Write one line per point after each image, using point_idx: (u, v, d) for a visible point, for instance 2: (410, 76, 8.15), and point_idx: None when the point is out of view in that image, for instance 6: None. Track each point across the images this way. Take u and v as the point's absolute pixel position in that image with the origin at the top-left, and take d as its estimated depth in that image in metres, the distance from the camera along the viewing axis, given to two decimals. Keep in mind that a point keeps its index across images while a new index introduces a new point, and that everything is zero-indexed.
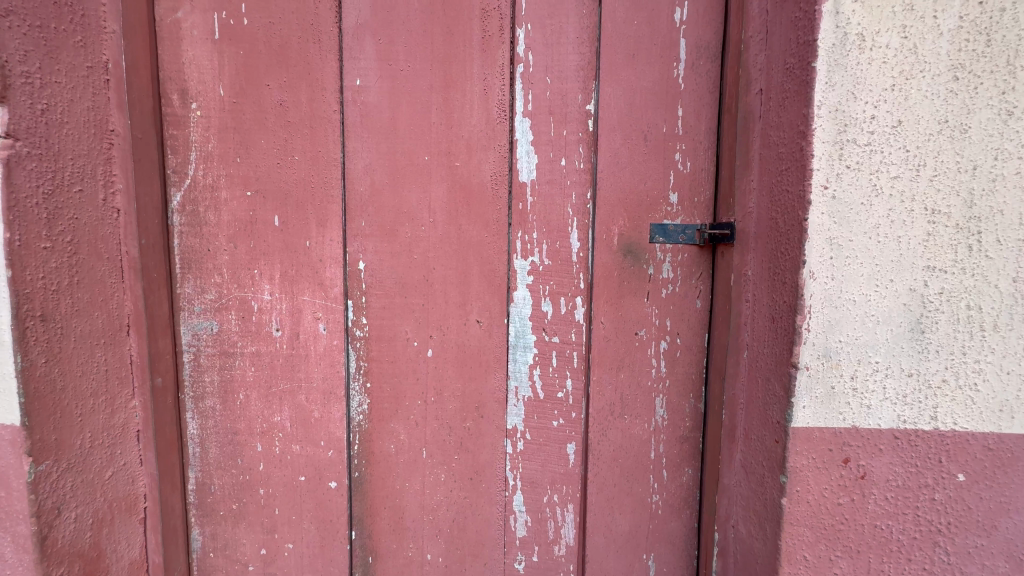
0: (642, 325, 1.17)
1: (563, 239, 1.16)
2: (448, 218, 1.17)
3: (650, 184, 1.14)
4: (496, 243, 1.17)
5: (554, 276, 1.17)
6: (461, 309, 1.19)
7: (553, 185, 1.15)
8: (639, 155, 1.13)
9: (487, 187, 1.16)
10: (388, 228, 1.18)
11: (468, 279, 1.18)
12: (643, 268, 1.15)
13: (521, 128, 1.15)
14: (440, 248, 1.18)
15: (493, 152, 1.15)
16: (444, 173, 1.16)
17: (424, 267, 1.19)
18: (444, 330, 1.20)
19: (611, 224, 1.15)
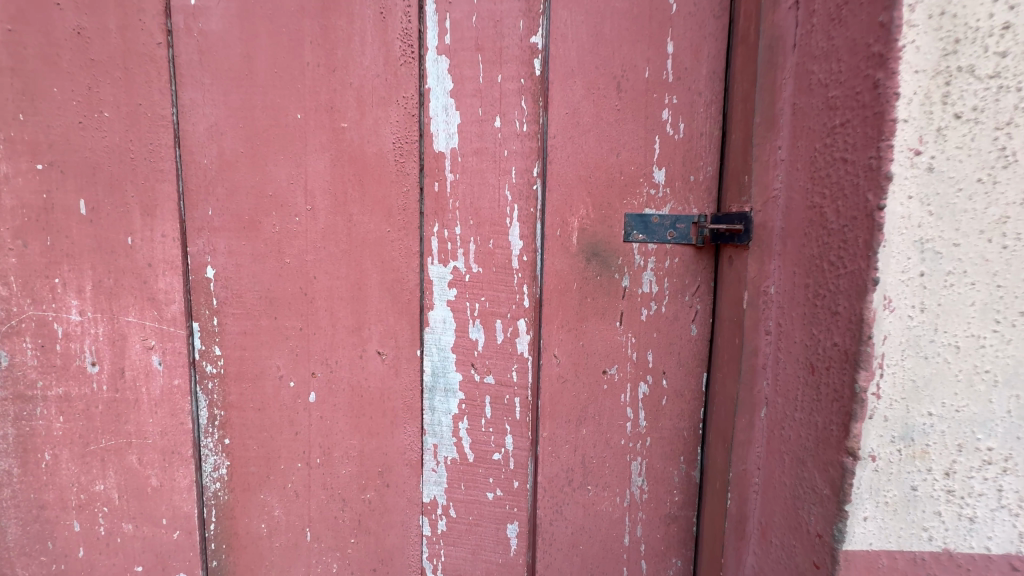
0: (612, 360, 0.81)
1: (499, 236, 0.80)
2: (333, 206, 0.81)
3: (624, 155, 0.77)
4: (403, 242, 0.81)
5: (486, 289, 0.81)
6: (355, 336, 0.83)
7: (483, 157, 0.78)
8: (609, 113, 0.77)
9: (389, 160, 0.79)
10: (246, 219, 0.81)
11: (364, 293, 0.82)
12: (613, 280, 0.80)
13: (435, 73, 0.78)
14: (321, 249, 0.82)
15: (397, 108, 0.79)
16: (326, 139, 0.80)
17: (300, 276, 0.82)
18: (331, 367, 0.84)
19: (569, 214, 0.78)
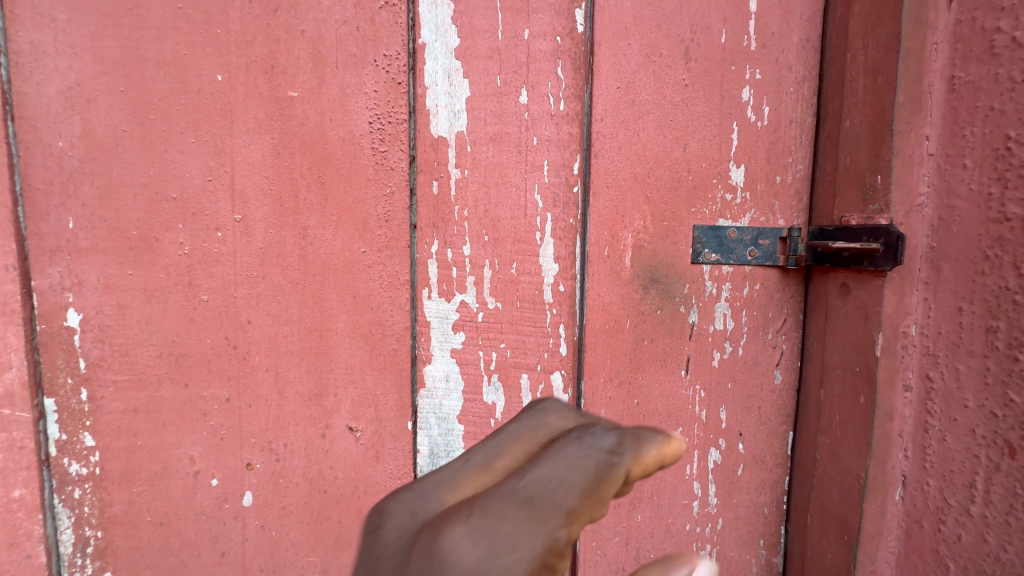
0: (674, 422, 0.61)
1: (525, 258, 0.57)
2: (277, 215, 0.54)
3: (694, 147, 0.57)
4: (385, 268, 0.56)
5: (508, 332, 0.57)
6: (314, 406, 0.57)
7: (502, 146, 0.55)
8: (674, 89, 0.56)
9: (363, 148, 0.54)
10: (135, 234, 0.52)
11: (327, 343, 0.56)
12: (677, 314, 0.59)
13: (432, 22, 0.53)
14: (259, 279, 0.54)
15: (374, 71, 0.53)
16: (264, 115, 0.53)
17: (226, 320, 0.54)
18: (278, 453, 0.57)
19: (621, 228, 0.57)
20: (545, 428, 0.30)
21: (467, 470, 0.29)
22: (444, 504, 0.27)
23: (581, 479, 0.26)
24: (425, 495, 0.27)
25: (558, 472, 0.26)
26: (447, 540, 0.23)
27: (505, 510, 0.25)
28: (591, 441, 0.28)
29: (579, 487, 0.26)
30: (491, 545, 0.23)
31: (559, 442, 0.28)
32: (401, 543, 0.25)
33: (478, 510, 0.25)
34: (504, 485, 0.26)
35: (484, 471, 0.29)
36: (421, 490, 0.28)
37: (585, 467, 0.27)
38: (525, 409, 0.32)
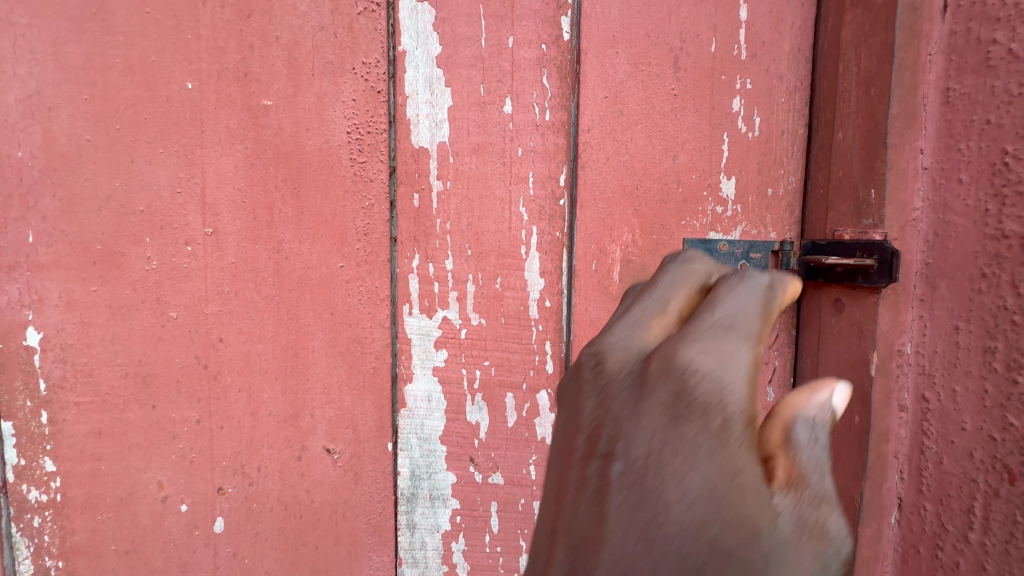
0: None
1: (509, 272, 0.55)
2: (250, 228, 0.52)
3: (684, 158, 0.55)
4: (364, 283, 0.54)
5: (492, 349, 0.55)
6: (290, 427, 0.54)
7: (486, 157, 0.53)
8: (663, 99, 0.55)
9: (341, 159, 0.52)
10: (99, 249, 0.50)
11: (303, 361, 0.54)
12: None
13: (413, 29, 0.51)
14: (232, 296, 0.52)
15: (352, 79, 0.51)
16: (237, 124, 0.50)
17: (196, 339, 0.52)
18: (252, 477, 0.54)
19: (609, 241, 0.55)
20: (695, 274, 0.28)
21: (642, 319, 0.27)
22: (639, 350, 0.26)
23: (758, 310, 0.25)
24: (619, 344, 0.27)
25: (734, 308, 0.25)
26: (665, 369, 0.24)
27: (708, 345, 0.24)
28: (752, 277, 0.26)
29: (758, 315, 0.25)
30: (716, 367, 0.23)
31: (724, 283, 0.26)
32: (607, 386, 0.26)
33: (690, 343, 0.24)
34: (693, 323, 0.25)
35: (653, 321, 0.27)
36: (619, 338, 0.27)
37: (760, 301, 0.25)
38: (664, 261, 0.30)
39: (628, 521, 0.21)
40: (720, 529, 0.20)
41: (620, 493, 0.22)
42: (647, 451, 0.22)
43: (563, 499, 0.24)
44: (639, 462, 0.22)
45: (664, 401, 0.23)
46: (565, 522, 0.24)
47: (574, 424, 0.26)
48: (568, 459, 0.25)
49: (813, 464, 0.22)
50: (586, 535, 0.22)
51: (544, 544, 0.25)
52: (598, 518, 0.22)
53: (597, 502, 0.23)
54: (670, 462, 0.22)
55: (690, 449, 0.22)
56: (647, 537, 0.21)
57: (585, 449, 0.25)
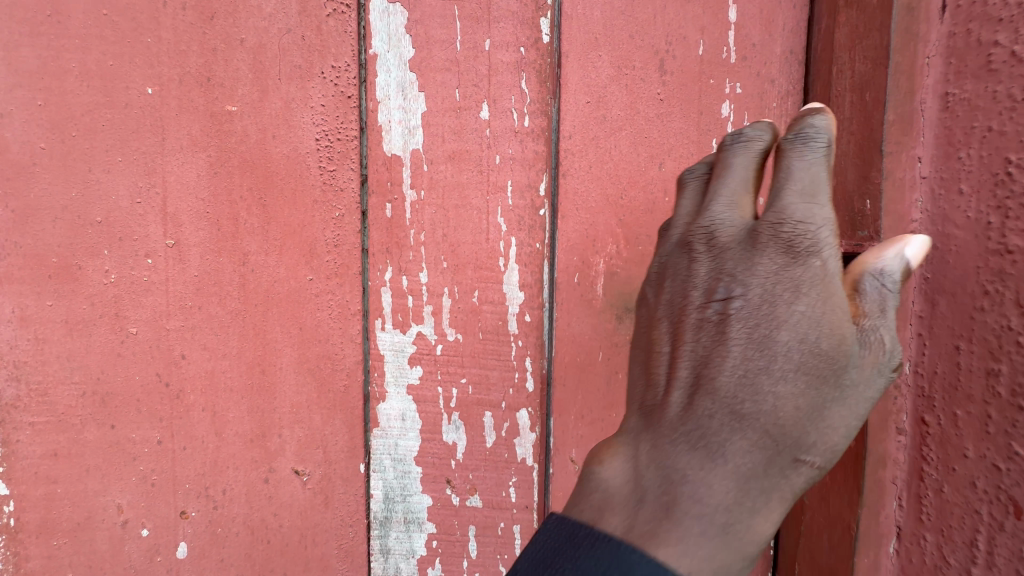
0: None
1: (487, 286, 0.52)
2: (214, 240, 0.49)
3: (671, 166, 0.53)
4: (334, 297, 0.51)
5: (468, 366, 0.53)
6: (256, 448, 0.52)
7: (462, 165, 0.51)
8: (648, 104, 0.52)
9: (310, 167, 0.50)
10: (54, 262, 0.48)
11: (270, 379, 0.51)
12: None
13: (385, 31, 0.49)
14: (195, 310, 0.50)
15: (321, 84, 0.49)
16: (200, 131, 0.48)
17: (157, 355, 0.50)
18: (216, 500, 0.52)
19: (592, 253, 0.53)
20: (756, 149, 0.32)
21: (738, 185, 0.32)
22: (739, 211, 0.32)
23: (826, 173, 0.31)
24: (724, 214, 0.32)
25: (809, 176, 0.31)
26: (772, 229, 0.31)
27: (802, 204, 0.30)
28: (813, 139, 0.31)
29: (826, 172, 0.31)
30: (809, 224, 0.30)
31: (791, 152, 0.31)
32: (714, 245, 0.32)
33: (787, 209, 0.31)
34: (782, 194, 0.31)
35: (740, 198, 0.32)
36: (717, 219, 0.32)
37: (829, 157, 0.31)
38: (723, 143, 0.33)
39: (746, 338, 0.31)
40: (818, 343, 0.30)
41: (742, 320, 0.31)
42: (760, 295, 0.31)
43: (681, 348, 0.32)
44: (753, 305, 0.31)
45: (771, 253, 0.31)
46: (688, 348, 0.32)
47: (684, 291, 0.33)
48: (684, 301, 0.33)
49: (877, 300, 0.30)
50: (713, 351, 0.31)
51: (663, 375, 0.32)
52: (721, 339, 0.31)
53: (719, 327, 0.31)
54: (780, 297, 0.30)
55: (792, 284, 0.30)
56: (765, 348, 0.30)
57: (703, 296, 0.32)
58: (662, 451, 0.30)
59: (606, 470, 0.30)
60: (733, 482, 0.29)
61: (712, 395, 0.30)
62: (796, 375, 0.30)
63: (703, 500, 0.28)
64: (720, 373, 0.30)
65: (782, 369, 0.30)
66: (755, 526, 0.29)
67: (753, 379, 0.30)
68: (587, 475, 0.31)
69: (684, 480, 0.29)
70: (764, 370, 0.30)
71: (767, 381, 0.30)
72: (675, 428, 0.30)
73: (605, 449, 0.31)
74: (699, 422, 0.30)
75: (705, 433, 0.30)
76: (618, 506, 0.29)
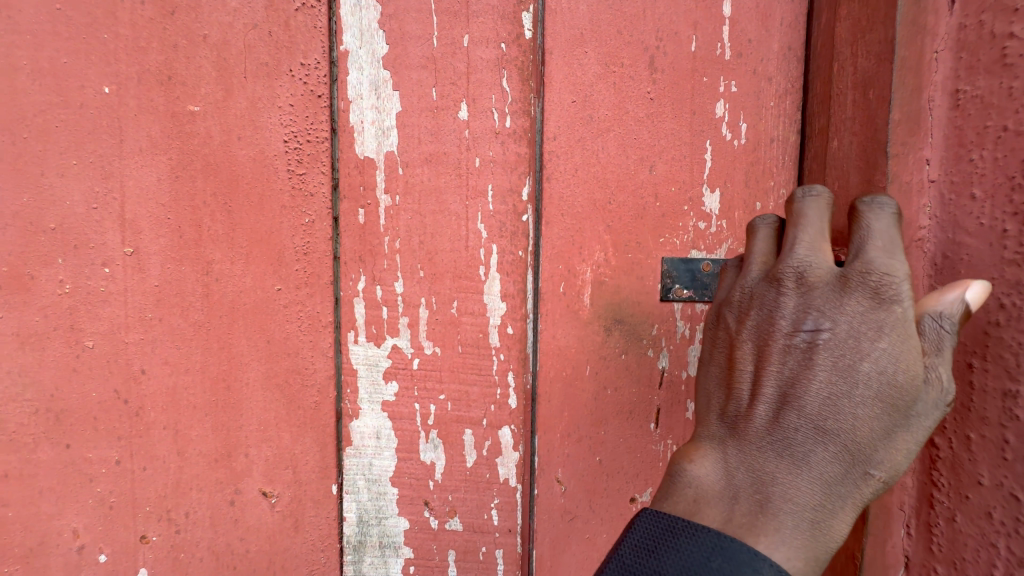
0: (643, 483, 0.52)
1: (466, 296, 0.49)
2: (176, 248, 0.46)
3: (662, 168, 0.50)
4: (304, 309, 0.48)
5: (447, 382, 0.50)
6: (222, 468, 0.49)
7: (439, 168, 0.48)
8: (638, 103, 0.49)
9: (277, 170, 0.47)
10: (5, 272, 0.45)
11: (236, 395, 0.48)
12: (645, 360, 0.51)
13: (357, 26, 0.46)
14: (156, 323, 0.47)
15: (289, 82, 0.46)
16: (160, 133, 0.45)
17: (115, 371, 0.47)
18: (179, 524, 0.49)
19: (578, 261, 0.50)
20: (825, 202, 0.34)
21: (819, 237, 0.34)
22: (824, 257, 0.33)
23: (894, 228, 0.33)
24: (808, 257, 0.33)
25: (883, 230, 0.33)
26: (858, 274, 0.32)
27: (884, 256, 0.32)
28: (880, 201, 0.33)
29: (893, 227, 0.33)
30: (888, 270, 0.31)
31: (864, 210, 0.33)
32: (801, 281, 0.33)
33: (868, 256, 0.32)
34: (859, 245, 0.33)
35: (818, 245, 0.34)
36: (800, 262, 0.33)
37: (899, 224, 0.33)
38: (797, 196, 0.35)
39: (830, 367, 0.32)
40: (897, 378, 0.31)
41: (828, 353, 0.32)
42: (846, 330, 0.32)
43: (766, 377, 0.33)
44: (838, 339, 0.32)
45: (856, 291, 0.32)
46: (771, 370, 0.33)
47: (766, 326, 0.34)
48: (765, 326, 0.34)
49: (941, 345, 0.31)
50: (796, 375, 0.32)
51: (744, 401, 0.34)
52: (803, 365, 0.32)
53: (803, 354, 0.32)
54: (864, 335, 0.31)
55: (875, 318, 0.31)
56: (847, 376, 0.31)
57: (788, 328, 0.33)
58: (748, 456, 0.33)
59: (699, 468, 0.33)
60: (811, 488, 0.31)
61: (795, 414, 0.32)
62: (873, 401, 0.31)
63: (793, 499, 0.31)
64: (803, 395, 0.32)
65: (861, 396, 0.31)
66: (835, 527, 0.31)
67: (835, 404, 0.31)
68: (678, 472, 0.34)
69: (774, 481, 0.31)
70: (846, 395, 0.31)
71: (847, 406, 0.31)
72: (760, 438, 0.33)
73: (693, 449, 0.35)
74: (786, 436, 0.32)
75: (787, 445, 0.32)
76: (714, 499, 0.32)
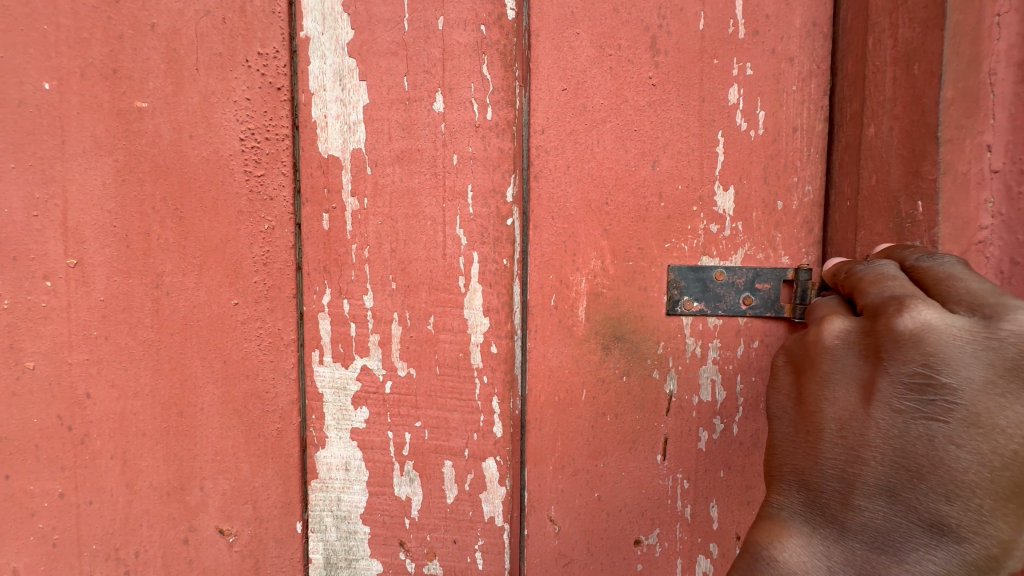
0: (649, 524, 0.45)
1: (445, 310, 0.44)
2: (123, 258, 0.42)
3: (667, 163, 0.43)
4: (262, 326, 0.43)
5: (424, 408, 0.44)
6: (174, 503, 0.44)
7: (412, 167, 0.43)
8: (638, 90, 0.43)
9: (233, 172, 0.42)
10: None
11: (189, 421, 0.43)
12: (649, 383, 0.45)
13: (321, 10, 0.42)
14: (102, 341, 0.42)
15: (245, 74, 0.41)
16: (105, 132, 0.41)
17: (58, 395, 0.42)
18: (128, 564, 0.44)
19: (571, 270, 0.44)
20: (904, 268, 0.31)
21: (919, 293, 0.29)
22: (945, 317, 0.28)
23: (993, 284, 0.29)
24: (930, 318, 0.28)
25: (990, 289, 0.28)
26: (991, 340, 0.27)
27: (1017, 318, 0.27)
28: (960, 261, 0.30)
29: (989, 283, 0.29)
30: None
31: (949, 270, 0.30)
32: (921, 353, 0.27)
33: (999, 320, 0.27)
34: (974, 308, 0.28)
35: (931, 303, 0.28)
36: (924, 325, 0.27)
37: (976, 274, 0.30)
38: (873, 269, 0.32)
39: (959, 462, 0.27)
40: None
41: (960, 441, 0.27)
42: (981, 415, 0.27)
43: (881, 467, 0.28)
44: (975, 426, 0.27)
45: (987, 366, 0.27)
46: (886, 460, 0.28)
47: (879, 403, 0.29)
48: (867, 400, 0.29)
49: None
50: (912, 465, 0.28)
51: (847, 490, 0.29)
52: (920, 455, 0.27)
53: (922, 442, 0.27)
54: (1003, 420, 0.27)
55: (1012, 402, 0.27)
56: (981, 472, 0.26)
57: (909, 406, 0.28)
58: (844, 547, 0.29)
59: (783, 556, 0.30)
60: None
61: (910, 512, 0.28)
62: (1008, 504, 0.26)
63: None
64: (921, 492, 0.27)
65: (995, 496, 0.26)
66: None
67: (960, 506, 0.27)
68: (761, 560, 0.30)
69: None
70: (981, 495, 0.27)
71: (983, 508, 0.27)
72: (860, 531, 0.29)
73: (773, 527, 0.31)
74: (901, 539, 0.28)
75: (895, 542, 0.28)
76: None
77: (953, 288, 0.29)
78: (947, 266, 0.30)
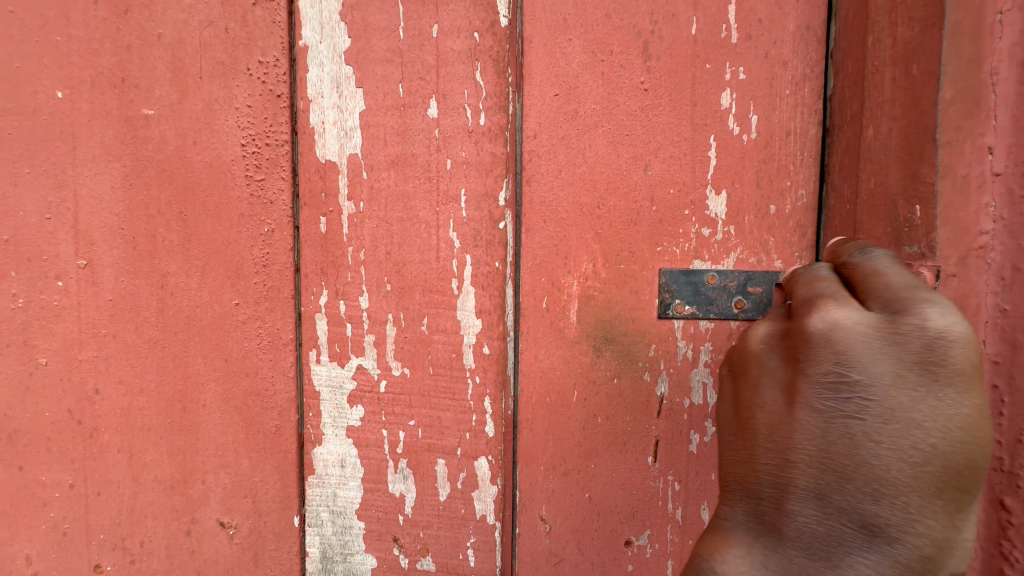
0: (639, 525, 0.46)
1: (439, 312, 0.45)
2: (130, 259, 0.44)
3: (659, 167, 0.44)
4: (262, 326, 0.44)
5: (418, 407, 0.45)
6: (177, 496, 0.45)
7: (407, 171, 0.44)
8: (630, 95, 0.43)
9: (235, 176, 0.43)
10: None
11: (192, 417, 0.45)
12: (640, 385, 0.45)
13: (319, 19, 0.43)
14: (110, 339, 0.44)
15: (247, 82, 0.43)
16: (114, 138, 0.43)
17: (69, 389, 0.44)
18: (134, 554, 0.46)
19: (563, 273, 0.44)
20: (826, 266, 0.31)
21: (836, 291, 0.29)
22: (854, 315, 0.28)
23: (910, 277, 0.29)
24: (841, 317, 0.28)
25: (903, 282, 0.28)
26: (904, 335, 0.27)
27: (930, 311, 0.27)
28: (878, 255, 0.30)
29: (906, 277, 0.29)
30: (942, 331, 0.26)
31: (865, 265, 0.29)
32: (834, 352, 0.27)
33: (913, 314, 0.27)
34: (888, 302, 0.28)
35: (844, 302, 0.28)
36: (837, 324, 0.28)
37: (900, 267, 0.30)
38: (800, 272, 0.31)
39: (879, 460, 0.27)
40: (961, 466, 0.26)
41: (881, 439, 0.27)
42: (899, 411, 0.27)
43: (810, 469, 0.28)
44: (894, 423, 0.27)
45: (902, 361, 0.27)
46: (813, 462, 0.28)
47: (801, 404, 0.28)
48: (789, 402, 0.29)
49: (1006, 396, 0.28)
50: (838, 466, 0.27)
51: (782, 495, 0.28)
52: (846, 455, 0.27)
53: (845, 441, 0.27)
54: (923, 416, 0.26)
55: (933, 398, 0.26)
56: (904, 469, 0.26)
57: (830, 406, 0.28)
58: (782, 556, 0.28)
59: (724, 570, 0.29)
60: None
61: (842, 513, 0.27)
62: (937, 500, 0.26)
63: None
64: (851, 493, 0.27)
65: (922, 495, 0.26)
66: None
67: (887, 506, 0.27)
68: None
69: None
70: (909, 494, 0.26)
71: (913, 508, 0.26)
72: (796, 538, 0.28)
73: (714, 538, 0.30)
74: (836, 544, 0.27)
75: (829, 547, 0.27)
76: None
77: (869, 284, 0.29)
78: (865, 262, 0.30)
